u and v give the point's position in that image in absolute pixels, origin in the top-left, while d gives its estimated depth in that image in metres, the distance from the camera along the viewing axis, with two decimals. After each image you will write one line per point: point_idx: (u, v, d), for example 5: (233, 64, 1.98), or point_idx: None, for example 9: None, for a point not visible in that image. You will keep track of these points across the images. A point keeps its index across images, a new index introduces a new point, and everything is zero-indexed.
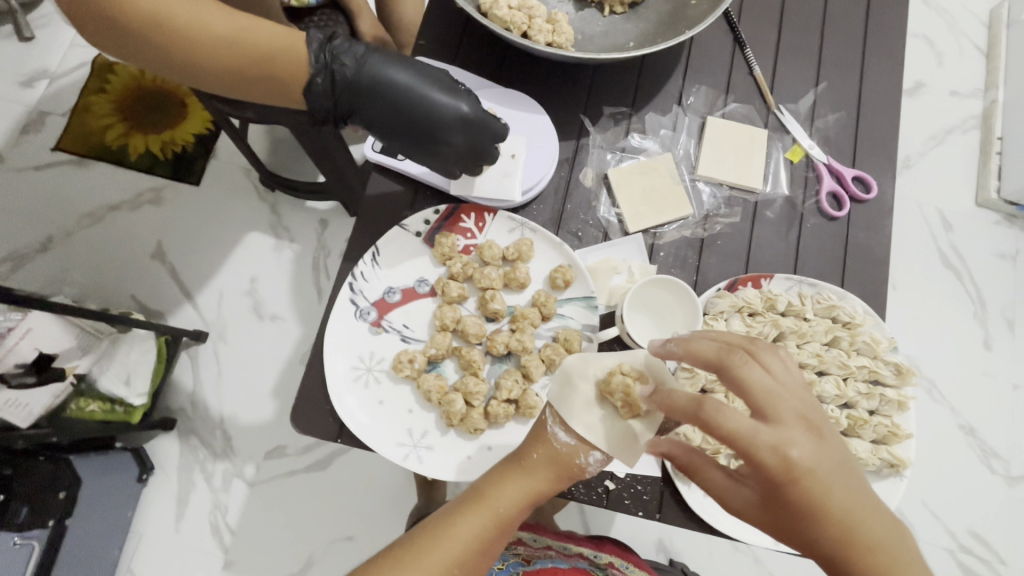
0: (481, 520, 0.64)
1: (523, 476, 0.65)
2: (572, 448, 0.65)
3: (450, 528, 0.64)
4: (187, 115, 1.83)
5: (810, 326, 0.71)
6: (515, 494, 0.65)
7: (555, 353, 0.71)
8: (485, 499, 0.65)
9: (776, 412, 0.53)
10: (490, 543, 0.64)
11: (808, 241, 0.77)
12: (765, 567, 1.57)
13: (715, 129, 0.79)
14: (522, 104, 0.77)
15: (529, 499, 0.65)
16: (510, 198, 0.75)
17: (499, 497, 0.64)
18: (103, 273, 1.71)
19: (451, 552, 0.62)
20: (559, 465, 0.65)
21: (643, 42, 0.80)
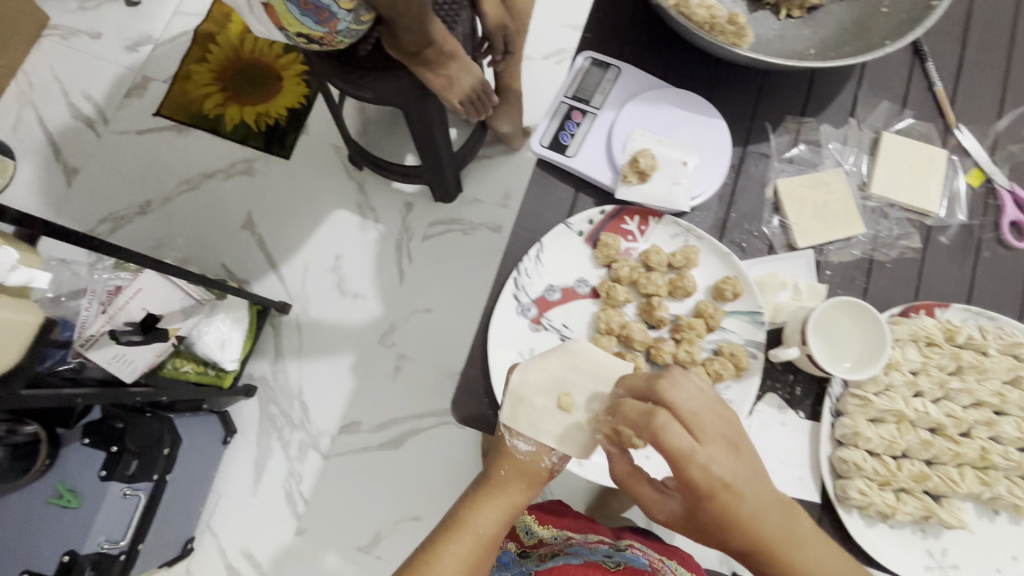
0: (465, 545, 0.65)
1: (496, 496, 0.69)
2: (534, 455, 0.69)
3: (436, 556, 0.65)
4: (282, 88, 1.85)
5: (991, 362, 0.70)
6: (494, 514, 0.67)
7: (724, 366, 0.67)
8: (466, 525, 0.67)
9: (704, 432, 0.54)
10: (480, 564, 0.66)
11: (985, 271, 0.73)
12: None
13: (891, 145, 0.75)
14: (694, 106, 0.74)
15: (506, 514, 0.68)
16: (677, 208, 0.72)
17: (478, 520, 0.66)
18: (196, 239, 1.76)
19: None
20: (524, 473, 0.69)
21: (824, 50, 0.76)
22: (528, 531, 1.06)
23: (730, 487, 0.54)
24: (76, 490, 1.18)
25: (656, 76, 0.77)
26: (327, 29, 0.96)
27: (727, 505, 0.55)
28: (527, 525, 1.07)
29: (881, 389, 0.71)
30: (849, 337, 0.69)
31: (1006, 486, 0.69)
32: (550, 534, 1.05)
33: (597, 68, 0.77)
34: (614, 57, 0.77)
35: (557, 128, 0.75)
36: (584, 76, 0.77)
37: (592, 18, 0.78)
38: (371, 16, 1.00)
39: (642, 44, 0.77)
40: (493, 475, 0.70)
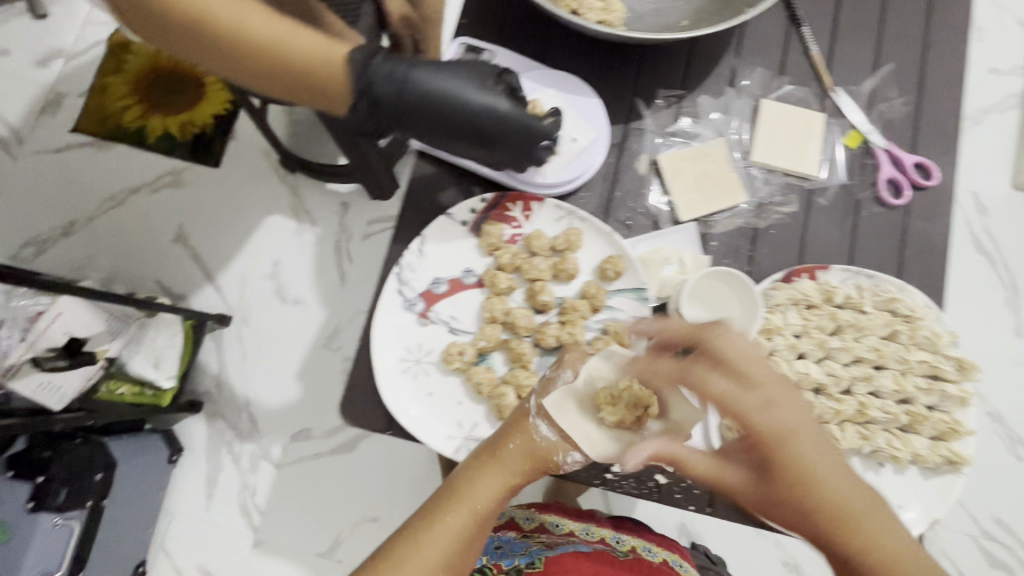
0: (460, 517, 0.69)
1: (496, 469, 0.71)
2: (550, 443, 0.72)
3: (432, 528, 0.68)
4: (206, 95, 1.79)
5: (867, 319, 0.78)
6: (493, 486, 0.71)
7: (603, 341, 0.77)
8: (463, 494, 0.70)
9: (753, 378, 0.63)
10: (471, 540, 0.69)
11: (864, 229, 0.80)
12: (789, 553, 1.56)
13: (770, 112, 0.82)
14: (575, 91, 0.82)
15: (502, 491, 0.71)
16: (547, 180, 0.83)
17: (476, 493, 0.70)
18: (125, 258, 1.70)
19: (441, 543, 0.67)
20: (529, 459, 0.72)
21: (696, 21, 0.77)
22: (529, 518, 1.06)
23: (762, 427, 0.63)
24: (4, 522, 1.15)
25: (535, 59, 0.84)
26: None
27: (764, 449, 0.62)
28: (529, 513, 1.07)
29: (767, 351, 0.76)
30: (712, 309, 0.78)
31: (885, 438, 0.77)
32: (550, 523, 1.04)
33: (475, 56, 0.81)
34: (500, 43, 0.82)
35: None
36: (464, 61, 0.80)
37: None
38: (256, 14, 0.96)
39: (524, 32, 0.84)
40: (494, 452, 0.72)
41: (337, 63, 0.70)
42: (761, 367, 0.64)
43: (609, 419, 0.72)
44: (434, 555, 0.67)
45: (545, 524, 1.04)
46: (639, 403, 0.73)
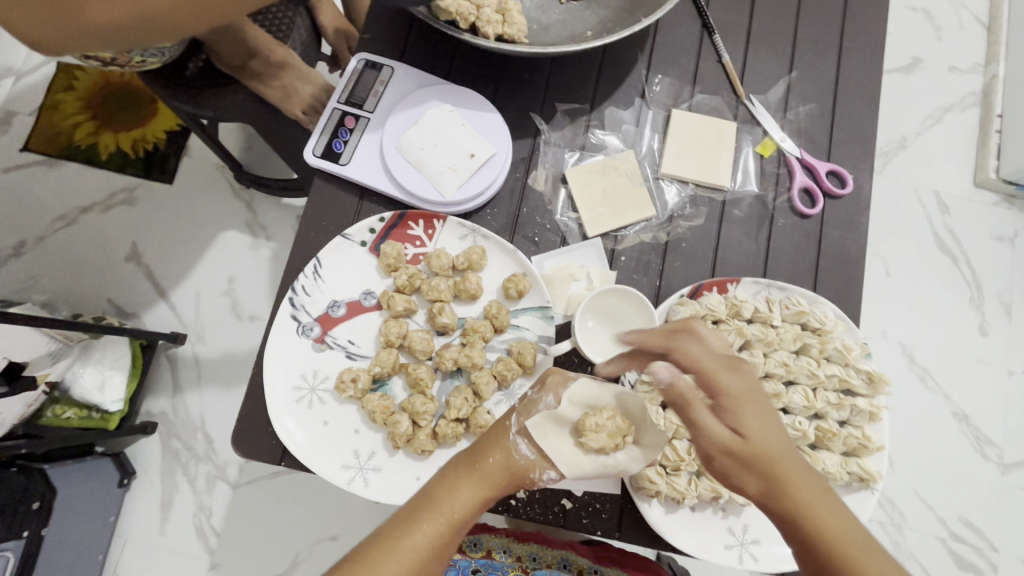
0: (436, 527, 0.53)
1: (475, 481, 0.55)
2: (530, 462, 0.57)
3: (399, 536, 0.52)
4: (157, 110, 1.75)
5: (776, 333, 0.67)
6: (473, 494, 0.54)
7: (507, 368, 0.64)
8: (439, 504, 0.54)
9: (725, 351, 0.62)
10: (445, 553, 0.53)
11: (778, 241, 0.72)
12: None
13: (679, 122, 0.74)
14: (473, 104, 0.71)
15: (486, 499, 0.55)
16: (441, 194, 0.68)
17: (455, 500, 0.54)
18: (75, 277, 1.66)
19: (411, 552, 0.51)
20: (511, 475, 0.56)
21: (601, 31, 0.74)
22: (508, 551, 0.86)
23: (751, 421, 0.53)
24: None
25: (434, 74, 0.73)
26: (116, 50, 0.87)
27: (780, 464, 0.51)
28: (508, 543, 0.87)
29: None
30: (620, 335, 0.68)
31: None
32: (528, 557, 0.87)
33: (371, 71, 0.72)
34: (392, 57, 0.73)
35: (330, 136, 0.70)
36: (359, 80, 0.72)
37: (370, 15, 0.74)
38: None
39: (421, 42, 0.74)
40: (474, 459, 0.57)
41: None
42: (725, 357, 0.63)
43: (591, 444, 0.57)
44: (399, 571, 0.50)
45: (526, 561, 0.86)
46: (619, 427, 0.59)
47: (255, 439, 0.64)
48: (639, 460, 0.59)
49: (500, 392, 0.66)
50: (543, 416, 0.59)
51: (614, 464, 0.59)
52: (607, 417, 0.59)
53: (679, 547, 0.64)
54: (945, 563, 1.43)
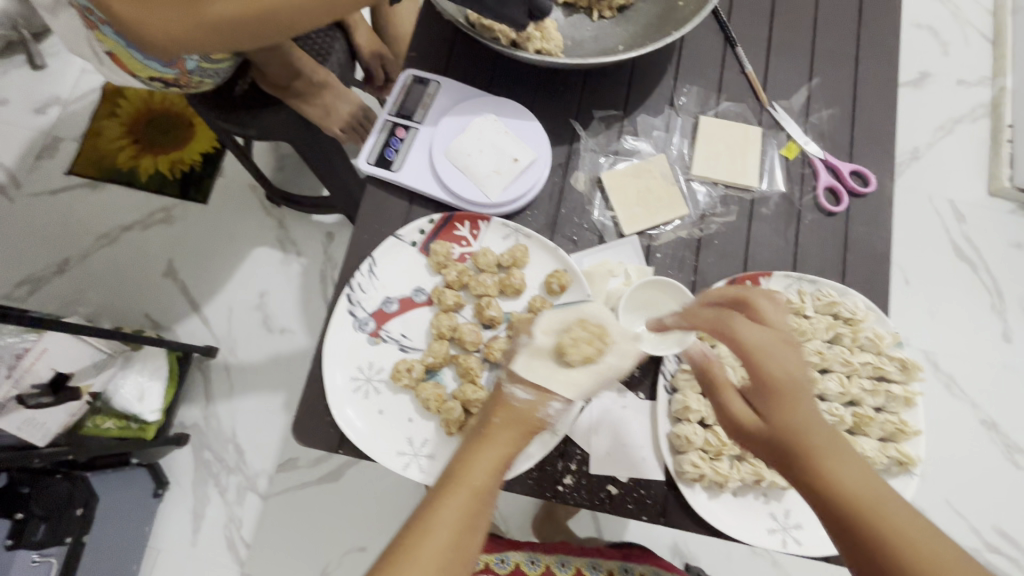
0: (460, 500, 0.53)
1: (489, 443, 0.57)
2: (531, 403, 0.59)
3: (432, 519, 0.52)
4: (195, 134, 1.84)
5: (810, 323, 0.70)
6: (490, 460, 0.56)
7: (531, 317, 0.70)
8: (460, 480, 0.55)
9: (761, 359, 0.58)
10: (478, 524, 0.54)
11: (807, 236, 0.76)
12: None
13: (707, 128, 0.78)
14: (514, 113, 0.76)
15: (504, 464, 0.57)
16: (487, 197, 0.73)
17: (473, 468, 0.55)
18: (115, 293, 1.72)
19: (445, 529, 0.52)
20: (518, 423, 0.58)
21: (632, 45, 0.79)
22: (535, 560, 0.93)
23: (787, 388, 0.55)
24: None
25: (477, 87, 0.79)
26: (178, 71, 0.95)
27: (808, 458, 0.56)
28: (534, 553, 0.93)
29: None
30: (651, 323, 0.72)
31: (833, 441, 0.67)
32: (556, 564, 0.93)
33: (418, 84, 0.77)
34: (438, 72, 0.79)
35: (382, 144, 0.75)
36: (408, 95, 0.77)
37: (417, 35, 0.80)
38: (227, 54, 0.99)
39: (463, 58, 0.80)
40: (483, 427, 0.59)
41: None
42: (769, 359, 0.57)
43: (576, 357, 0.60)
44: (438, 552, 0.51)
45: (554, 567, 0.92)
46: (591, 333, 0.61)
47: (313, 429, 0.67)
48: (626, 356, 0.63)
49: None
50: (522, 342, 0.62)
51: (609, 371, 0.61)
52: (579, 334, 0.61)
53: (723, 531, 0.67)
54: None
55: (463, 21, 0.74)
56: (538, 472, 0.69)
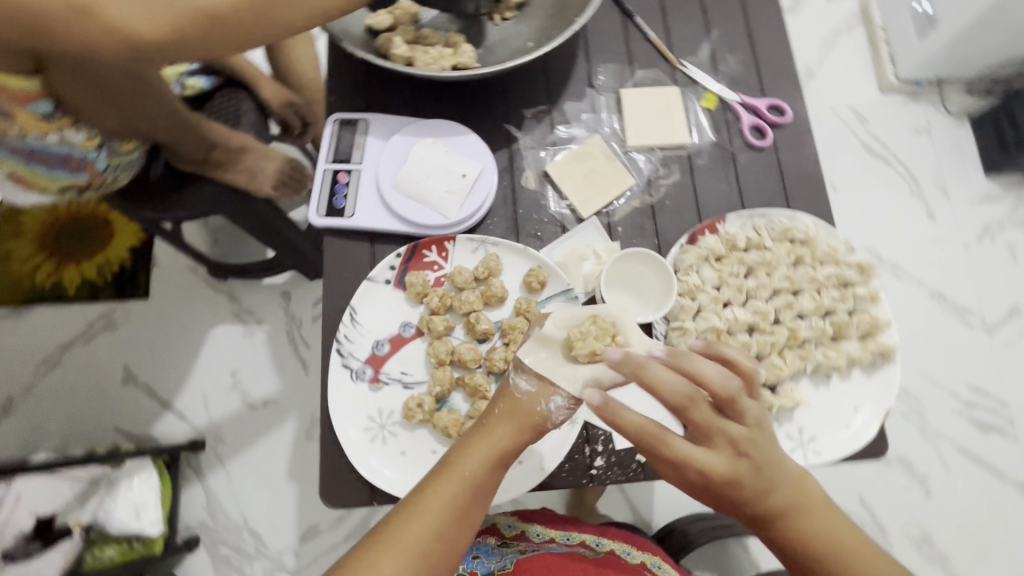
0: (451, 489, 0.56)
1: (486, 436, 0.59)
2: (532, 396, 0.61)
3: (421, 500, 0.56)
4: (116, 231, 1.74)
5: (772, 253, 0.74)
6: (484, 452, 0.58)
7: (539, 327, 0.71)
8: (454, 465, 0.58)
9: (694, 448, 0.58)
10: (469, 511, 0.57)
11: (746, 175, 0.80)
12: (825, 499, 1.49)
13: (630, 100, 0.82)
14: (449, 131, 0.77)
15: (498, 453, 0.59)
16: (446, 218, 0.74)
17: (466, 458, 0.58)
18: (77, 417, 1.61)
19: (433, 507, 0.55)
20: (517, 416, 0.60)
21: (540, 39, 0.82)
22: (512, 523, 0.87)
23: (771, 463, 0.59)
24: None
25: (404, 114, 0.79)
26: (89, 174, 0.90)
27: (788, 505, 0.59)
28: (512, 517, 0.88)
29: (694, 313, 0.72)
30: (632, 302, 0.73)
31: (820, 352, 0.72)
32: (532, 532, 0.86)
33: (347, 127, 0.77)
34: (362, 110, 0.79)
35: (328, 194, 0.74)
36: (339, 138, 0.77)
37: (332, 79, 0.80)
38: (136, 143, 0.93)
39: (383, 90, 0.80)
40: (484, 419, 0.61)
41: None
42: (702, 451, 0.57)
43: (580, 351, 0.61)
44: (421, 531, 0.54)
45: (528, 530, 0.86)
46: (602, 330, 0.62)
47: (340, 491, 0.67)
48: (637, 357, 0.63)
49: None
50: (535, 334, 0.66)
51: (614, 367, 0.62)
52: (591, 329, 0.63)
53: None
54: (967, 429, 1.54)
55: (375, 55, 0.75)
56: (569, 464, 0.73)
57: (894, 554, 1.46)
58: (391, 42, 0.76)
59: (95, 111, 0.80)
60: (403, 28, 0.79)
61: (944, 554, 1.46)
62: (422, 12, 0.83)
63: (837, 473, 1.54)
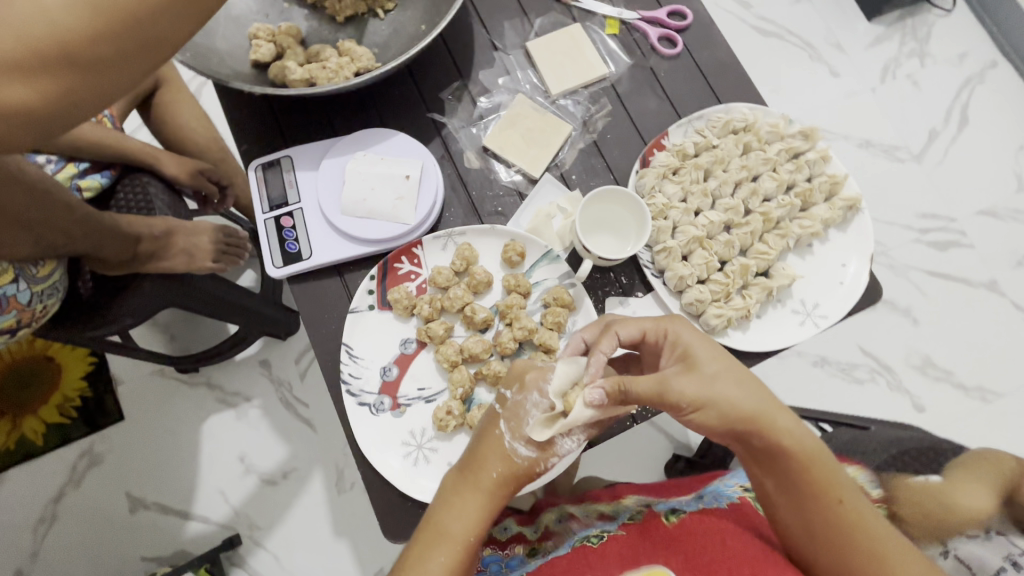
0: (449, 554, 0.53)
1: (478, 493, 0.56)
2: (532, 458, 0.59)
3: (416, 564, 0.53)
4: (62, 364, 1.63)
5: (721, 149, 0.76)
6: (478, 510, 0.55)
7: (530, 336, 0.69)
8: (448, 526, 0.55)
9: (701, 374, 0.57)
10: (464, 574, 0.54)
11: (671, 85, 0.81)
12: (833, 361, 1.57)
13: (539, 50, 0.81)
14: (375, 138, 0.74)
15: (492, 508, 0.57)
16: (406, 224, 0.72)
17: (459, 517, 0.55)
18: (98, 563, 1.52)
19: (438, 565, 0.52)
20: (513, 476, 0.58)
21: (431, 18, 0.79)
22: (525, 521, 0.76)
23: (739, 375, 0.58)
24: None
25: (325, 137, 0.76)
26: (15, 311, 0.84)
27: (789, 458, 0.56)
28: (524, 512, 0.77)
29: (671, 230, 0.73)
30: (611, 245, 0.71)
31: (797, 224, 0.74)
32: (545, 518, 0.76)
33: (272, 169, 0.73)
34: (281, 147, 0.75)
35: (279, 242, 0.71)
36: (269, 183, 0.73)
37: (238, 127, 0.75)
38: (52, 264, 0.86)
39: (293, 120, 0.76)
40: (475, 472, 0.58)
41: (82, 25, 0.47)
42: (713, 387, 0.56)
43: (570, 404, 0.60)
44: None
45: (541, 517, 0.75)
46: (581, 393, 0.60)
47: (405, 523, 0.65)
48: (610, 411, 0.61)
49: (564, 336, 0.71)
50: (535, 416, 0.60)
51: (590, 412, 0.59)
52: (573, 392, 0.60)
53: (772, 348, 0.71)
54: (929, 253, 1.64)
55: (273, 86, 0.71)
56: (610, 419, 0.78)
57: (908, 386, 1.56)
58: (282, 66, 0.72)
59: (9, 238, 0.76)
60: (290, 51, 0.75)
61: (948, 369, 1.57)
62: (303, 32, 0.80)
63: (836, 334, 1.61)
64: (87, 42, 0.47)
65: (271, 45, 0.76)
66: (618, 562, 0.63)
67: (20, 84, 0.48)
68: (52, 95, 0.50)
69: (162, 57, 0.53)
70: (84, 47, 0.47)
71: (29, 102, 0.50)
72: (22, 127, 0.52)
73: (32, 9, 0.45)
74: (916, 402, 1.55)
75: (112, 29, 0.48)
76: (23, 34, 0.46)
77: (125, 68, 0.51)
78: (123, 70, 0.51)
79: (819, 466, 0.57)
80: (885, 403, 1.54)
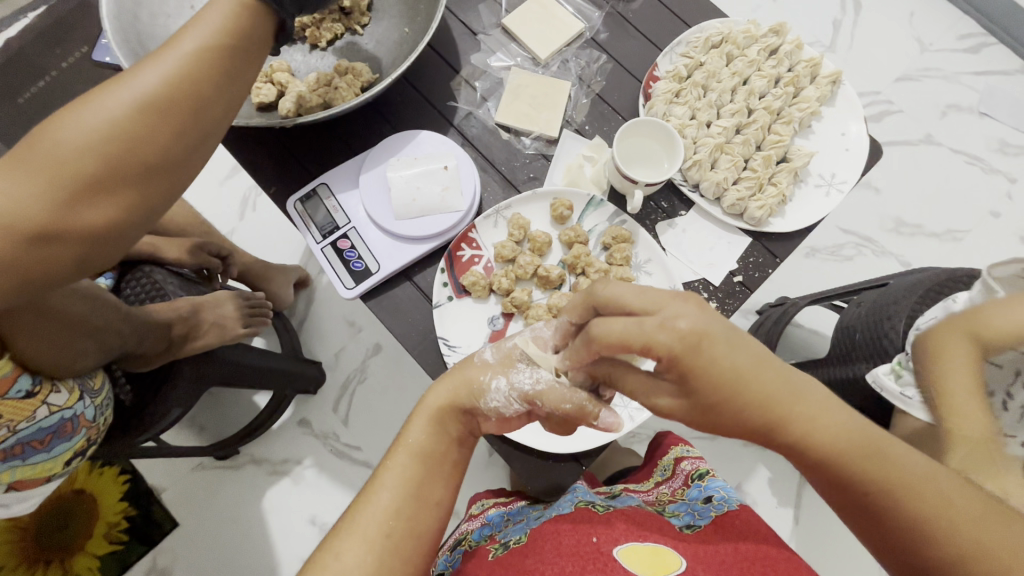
0: (398, 459, 0.59)
1: (421, 411, 0.62)
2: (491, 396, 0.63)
3: (378, 477, 0.59)
4: (95, 493, 1.55)
5: (710, 62, 0.83)
6: (422, 423, 0.61)
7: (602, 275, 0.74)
8: (403, 439, 0.61)
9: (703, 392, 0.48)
10: (424, 484, 0.58)
11: (645, 21, 0.86)
12: (819, 249, 1.68)
13: (516, 23, 0.84)
14: (400, 143, 0.76)
15: (436, 421, 0.61)
16: (458, 211, 0.75)
17: (408, 430, 0.61)
18: None
19: (388, 494, 0.57)
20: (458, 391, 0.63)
21: (411, 20, 0.81)
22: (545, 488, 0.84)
23: (748, 377, 0.49)
24: None
25: (351, 157, 0.77)
26: (83, 430, 0.81)
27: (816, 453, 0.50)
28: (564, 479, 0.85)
29: (693, 146, 0.80)
30: (641, 167, 0.77)
31: (797, 108, 0.82)
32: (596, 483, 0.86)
33: (311, 200, 0.75)
34: (310, 176, 0.76)
35: (345, 264, 0.73)
36: (314, 213, 0.75)
37: (263, 172, 0.76)
38: (101, 374, 0.84)
39: (314, 150, 0.77)
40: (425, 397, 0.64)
41: (157, 129, 0.48)
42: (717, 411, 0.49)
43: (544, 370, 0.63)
44: (377, 511, 0.56)
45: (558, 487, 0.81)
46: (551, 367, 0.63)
47: None
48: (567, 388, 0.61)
49: (634, 268, 0.75)
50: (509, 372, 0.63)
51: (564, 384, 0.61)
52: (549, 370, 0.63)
53: (814, 221, 0.78)
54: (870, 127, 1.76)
55: (289, 119, 0.72)
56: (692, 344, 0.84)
57: (891, 248, 1.70)
58: (294, 101, 0.74)
59: (72, 351, 0.75)
60: (291, 86, 0.77)
61: (919, 224, 1.71)
62: (292, 68, 0.82)
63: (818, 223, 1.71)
64: (164, 144, 0.48)
65: (268, 85, 0.77)
66: (625, 532, 0.62)
67: (101, 201, 0.47)
68: (128, 205, 0.49)
69: (212, 145, 0.53)
70: (148, 148, 0.47)
71: (107, 219, 0.48)
72: (90, 250, 0.50)
73: (96, 121, 0.46)
74: (902, 260, 1.69)
75: (182, 125, 0.49)
76: (89, 149, 0.46)
77: (185, 163, 0.51)
78: (185, 162, 0.51)
79: (859, 451, 0.49)
80: (877, 269, 1.67)
